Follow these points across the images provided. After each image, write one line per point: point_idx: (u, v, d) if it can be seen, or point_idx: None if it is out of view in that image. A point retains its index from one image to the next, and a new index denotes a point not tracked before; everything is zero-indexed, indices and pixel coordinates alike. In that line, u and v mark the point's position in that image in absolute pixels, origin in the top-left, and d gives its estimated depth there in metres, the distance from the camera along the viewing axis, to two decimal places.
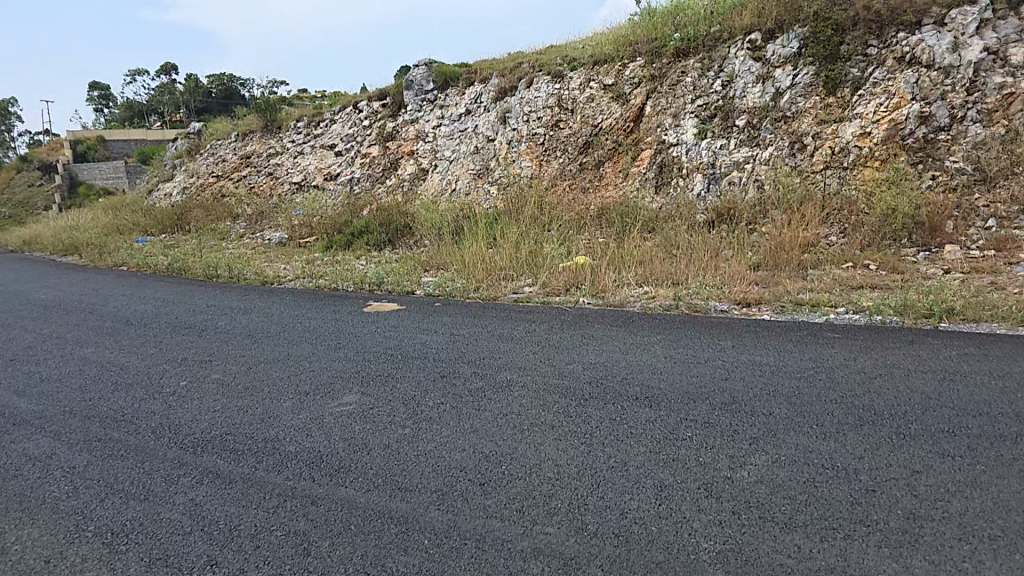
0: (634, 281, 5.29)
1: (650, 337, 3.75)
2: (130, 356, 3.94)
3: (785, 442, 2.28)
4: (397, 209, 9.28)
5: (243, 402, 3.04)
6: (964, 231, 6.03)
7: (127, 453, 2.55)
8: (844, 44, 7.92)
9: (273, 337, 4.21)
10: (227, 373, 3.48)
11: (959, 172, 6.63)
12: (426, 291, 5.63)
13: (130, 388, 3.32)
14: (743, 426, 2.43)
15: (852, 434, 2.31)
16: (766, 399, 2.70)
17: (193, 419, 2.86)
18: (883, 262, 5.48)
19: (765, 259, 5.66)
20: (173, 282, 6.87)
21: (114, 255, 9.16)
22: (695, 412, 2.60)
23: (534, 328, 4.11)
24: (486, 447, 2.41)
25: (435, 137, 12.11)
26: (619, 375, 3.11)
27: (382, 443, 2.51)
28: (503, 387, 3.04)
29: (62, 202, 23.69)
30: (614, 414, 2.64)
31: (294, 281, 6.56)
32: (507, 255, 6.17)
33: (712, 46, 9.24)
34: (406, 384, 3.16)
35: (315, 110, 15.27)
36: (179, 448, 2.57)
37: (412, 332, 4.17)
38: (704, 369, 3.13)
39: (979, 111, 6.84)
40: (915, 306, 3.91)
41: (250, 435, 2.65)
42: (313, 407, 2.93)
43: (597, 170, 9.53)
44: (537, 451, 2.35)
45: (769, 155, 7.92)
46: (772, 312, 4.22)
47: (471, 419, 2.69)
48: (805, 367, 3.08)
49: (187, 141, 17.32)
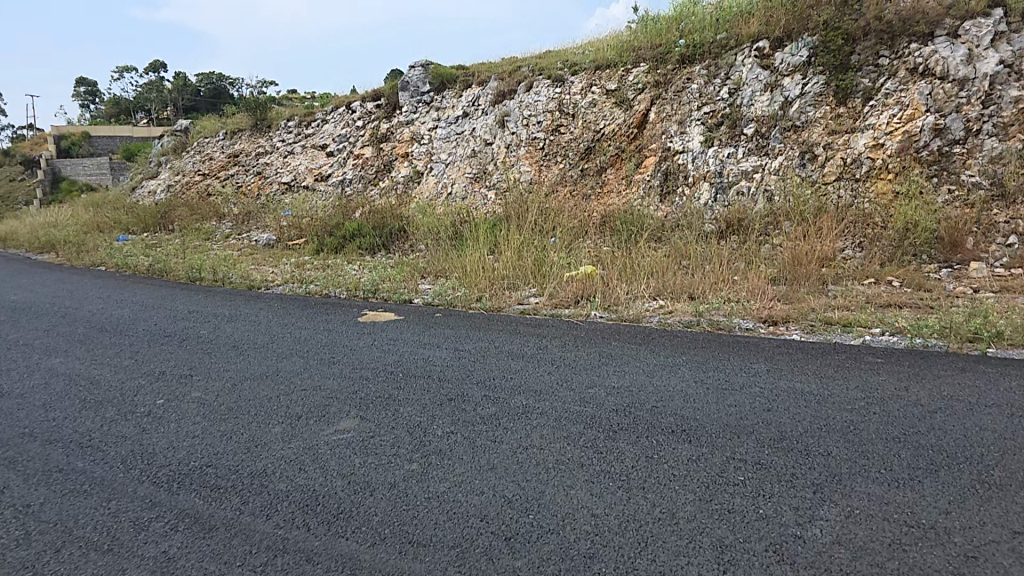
0: (648, 294, 5.00)
1: (675, 358, 3.44)
2: (101, 369, 3.56)
3: (854, 490, 2.06)
4: (392, 213, 8.95)
5: (226, 426, 2.70)
6: (985, 247, 5.82)
7: (91, 488, 2.19)
8: (854, 54, 7.70)
9: (261, 349, 3.86)
10: (209, 392, 3.13)
11: (976, 186, 6.41)
12: (425, 300, 5.29)
13: (101, 407, 2.96)
14: (801, 469, 2.20)
15: (929, 482, 2.09)
16: (819, 436, 2.46)
17: (169, 446, 2.51)
18: (907, 278, 5.25)
19: (782, 271, 5.38)
20: (155, 284, 6.50)
21: (92, 255, 8.71)
22: (742, 449, 2.35)
23: (546, 344, 3.80)
24: (509, 491, 2.09)
25: (431, 138, 11.80)
26: (648, 403, 2.80)
27: (387, 482, 2.18)
28: (520, 414, 2.72)
29: (42, 199, 23.15)
30: (651, 452, 2.34)
31: (283, 285, 6.22)
32: (511, 263, 5.85)
33: (718, 54, 9.01)
34: (410, 408, 2.84)
35: (306, 110, 14.88)
36: (152, 483, 2.22)
37: (413, 346, 3.84)
38: (742, 398, 2.83)
39: (995, 124, 6.62)
40: (957, 329, 3.64)
41: (235, 468, 2.31)
42: (306, 435, 2.59)
43: (599, 177, 9.26)
44: (567, 496, 2.05)
45: (777, 165, 7.69)
46: (802, 332, 3.93)
47: (488, 453, 2.37)
48: (854, 398, 2.81)
49: (173, 138, 16.85)
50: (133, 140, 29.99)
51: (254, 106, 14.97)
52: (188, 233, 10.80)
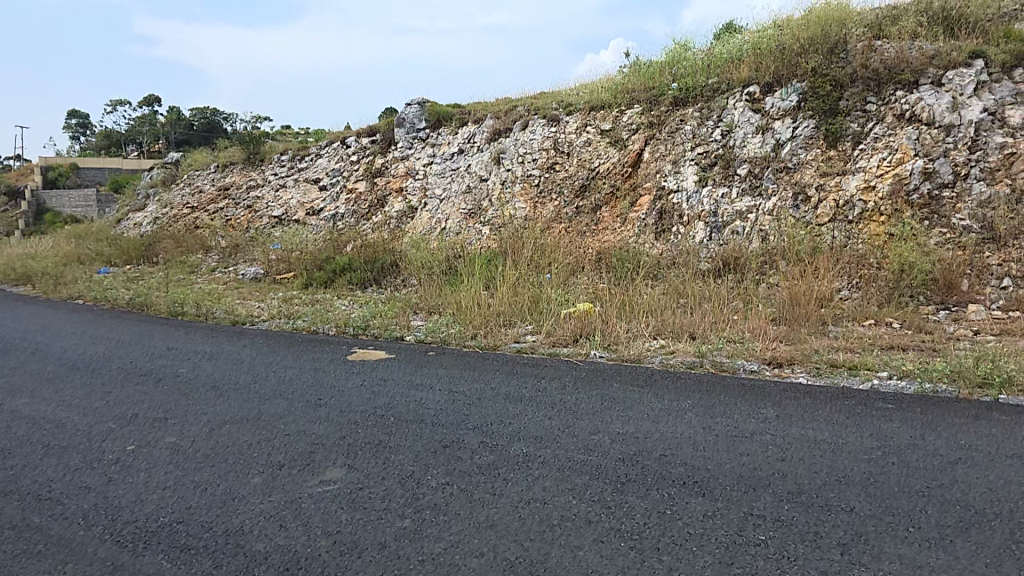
0: (649, 333, 4.87)
1: (681, 403, 3.28)
2: (69, 411, 3.34)
3: (884, 552, 1.90)
4: (383, 247, 8.81)
5: (201, 476, 2.49)
6: (981, 290, 5.81)
7: (46, 549, 1.97)
8: (843, 100, 7.81)
9: (242, 391, 3.65)
10: (184, 437, 2.92)
11: (967, 230, 6.42)
12: (417, 337, 5.12)
13: (64, 454, 2.74)
14: (825, 528, 2.04)
15: (962, 543, 1.94)
16: (838, 489, 2.31)
17: (136, 499, 2.30)
18: (908, 320, 5.17)
19: (782, 311, 5.27)
20: (136, 320, 6.28)
21: (69, 288, 8.46)
22: (760, 504, 2.20)
23: (547, 386, 3.63)
24: (512, 552, 1.91)
25: (425, 174, 11.78)
26: (656, 452, 2.64)
27: (377, 541, 1.99)
28: (520, 464, 2.55)
29: (27, 231, 22.84)
30: (663, 507, 2.18)
31: (269, 321, 6.01)
32: (506, 299, 5.69)
33: (711, 97, 9.12)
34: (401, 456, 2.65)
35: (299, 145, 14.85)
36: (115, 543, 2.01)
37: (405, 388, 3.65)
38: (754, 447, 2.68)
39: (982, 169, 6.69)
40: (966, 374, 3.52)
41: (208, 525, 2.11)
42: (288, 486, 2.39)
43: (594, 215, 9.22)
44: (575, 560, 1.86)
45: (772, 206, 7.69)
46: (808, 375, 3.81)
47: (487, 508, 2.19)
48: (870, 447, 2.67)
49: (162, 170, 16.71)
50: (123, 172, 29.82)
51: (246, 140, 14.94)
52: (170, 266, 10.58)
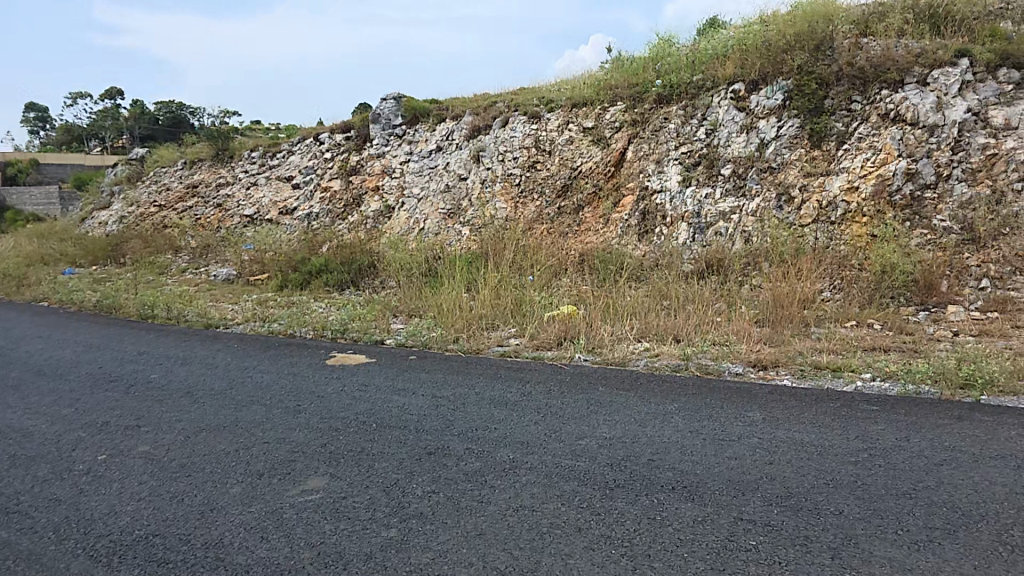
0: (633, 336, 4.86)
1: (667, 406, 3.27)
2: (36, 419, 3.22)
3: (873, 555, 1.90)
4: (361, 248, 8.70)
5: (178, 486, 2.41)
6: (959, 291, 5.90)
7: (15, 565, 1.89)
8: (828, 99, 7.91)
9: (218, 397, 3.55)
10: (160, 446, 2.83)
11: (947, 231, 6.53)
12: (398, 341, 5.05)
13: (33, 465, 2.63)
14: (815, 531, 2.04)
15: (949, 544, 1.95)
16: (827, 492, 2.31)
17: (110, 512, 2.22)
18: (889, 321, 5.24)
19: (766, 313, 5.30)
20: (103, 323, 6.09)
21: (33, 290, 8.21)
22: (748, 508, 2.19)
23: (532, 391, 3.59)
24: (501, 562, 1.87)
25: (402, 172, 11.70)
26: (643, 456, 2.62)
27: (363, 552, 1.93)
28: (506, 470, 2.51)
29: None
30: (652, 513, 2.15)
31: (243, 325, 5.89)
32: (488, 302, 5.63)
33: (695, 95, 9.18)
34: (386, 463, 2.60)
35: (270, 141, 14.65)
36: (89, 558, 1.93)
37: (387, 393, 3.59)
38: (741, 450, 2.67)
39: (964, 170, 6.83)
40: (949, 375, 3.56)
41: (187, 537, 2.04)
42: (269, 496, 2.33)
43: (576, 216, 9.22)
44: (566, 568, 1.83)
45: (755, 207, 7.74)
46: (793, 377, 3.83)
47: (474, 516, 2.15)
48: (856, 449, 2.68)
49: (128, 168, 16.32)
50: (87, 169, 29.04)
51: (216, 136, 14.69)
52: (140, 268, 10.34)
